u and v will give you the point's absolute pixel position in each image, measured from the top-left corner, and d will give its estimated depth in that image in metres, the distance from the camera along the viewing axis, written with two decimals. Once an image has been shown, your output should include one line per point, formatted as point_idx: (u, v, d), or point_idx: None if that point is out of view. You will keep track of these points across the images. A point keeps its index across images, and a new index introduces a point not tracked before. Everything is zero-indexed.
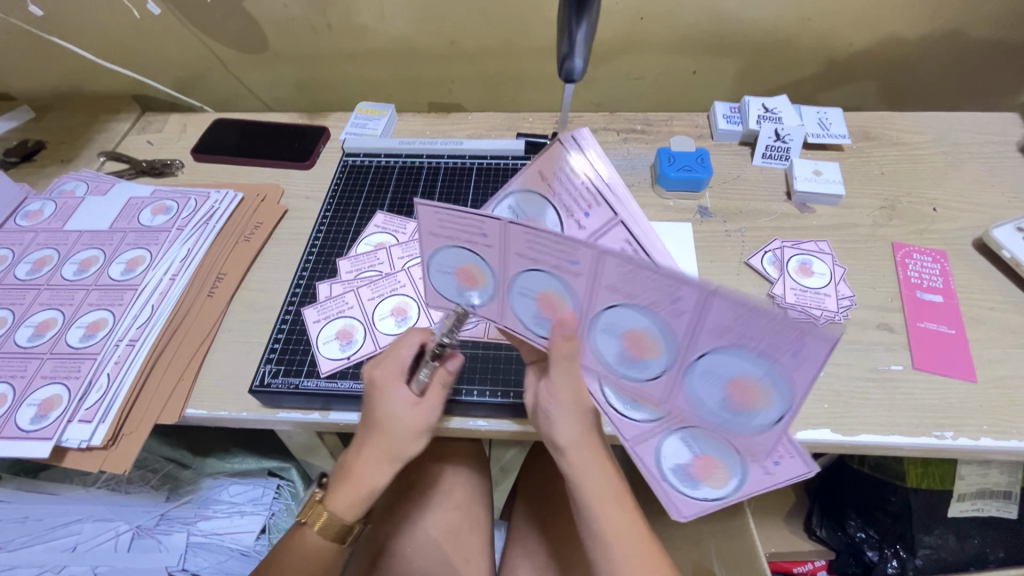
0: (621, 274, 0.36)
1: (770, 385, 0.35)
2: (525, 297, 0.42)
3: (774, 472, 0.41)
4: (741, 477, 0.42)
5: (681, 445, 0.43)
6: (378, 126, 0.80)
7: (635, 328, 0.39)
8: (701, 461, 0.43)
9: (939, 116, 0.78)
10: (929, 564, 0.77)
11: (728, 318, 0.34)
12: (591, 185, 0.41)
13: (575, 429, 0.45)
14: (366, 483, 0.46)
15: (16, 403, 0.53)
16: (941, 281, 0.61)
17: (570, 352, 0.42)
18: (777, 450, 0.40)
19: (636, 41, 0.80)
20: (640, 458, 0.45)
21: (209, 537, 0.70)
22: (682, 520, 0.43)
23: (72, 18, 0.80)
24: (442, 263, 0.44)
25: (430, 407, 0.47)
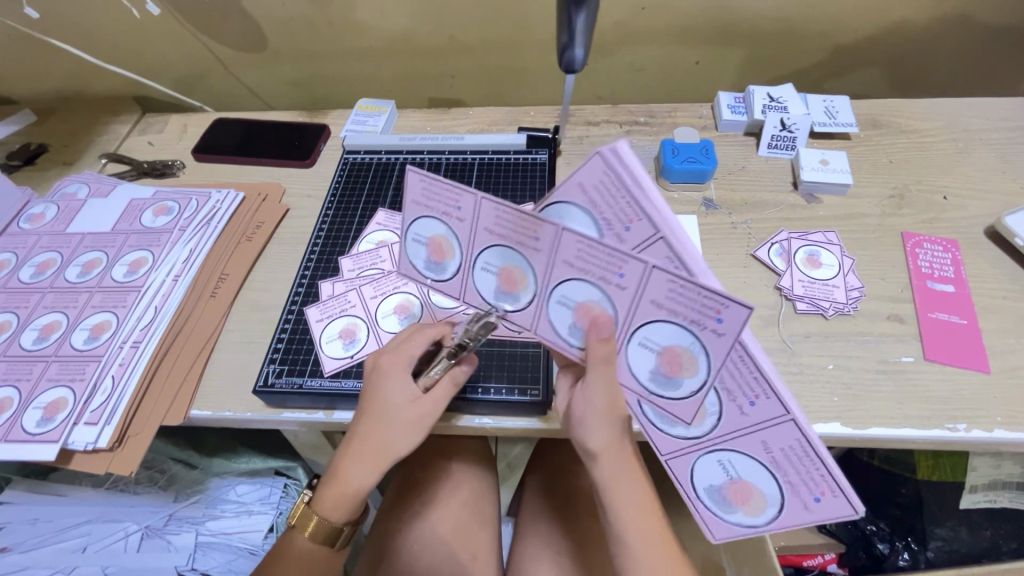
0: (578, 251, 0.38)
1: (705, 359, 0.37)
2: (487, 272, 0.43)
3: (813, 508, 0.41)
4: (778, 507, 0.42)
5: (717, 465, 0.44)
6: (379, 123, 0.80)
7: (675, 348, 0.38)
8: (738, 486, 0.43)
9: (950, 102, 0.77)
10: (941, 556, 0.75)
11: (663, 292, 0.36)
12: (632, 201, 0.36)
13: (609, 437, 0.44)
14: (353, 475, 0.46)
15: (22, 406, 0.53)
16: (951, 270, 0.60)
17: (606, 356, 0.40)
18: (817, 484, 0.40)
19: (639, 32, 0.79)
20: (676, 475, 0.46)
21: (218, 537, 0.70)
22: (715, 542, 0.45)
23: (70, 20, 0.80)
24: (419, 231, 0.44)
25: (430, 406, 0.46)
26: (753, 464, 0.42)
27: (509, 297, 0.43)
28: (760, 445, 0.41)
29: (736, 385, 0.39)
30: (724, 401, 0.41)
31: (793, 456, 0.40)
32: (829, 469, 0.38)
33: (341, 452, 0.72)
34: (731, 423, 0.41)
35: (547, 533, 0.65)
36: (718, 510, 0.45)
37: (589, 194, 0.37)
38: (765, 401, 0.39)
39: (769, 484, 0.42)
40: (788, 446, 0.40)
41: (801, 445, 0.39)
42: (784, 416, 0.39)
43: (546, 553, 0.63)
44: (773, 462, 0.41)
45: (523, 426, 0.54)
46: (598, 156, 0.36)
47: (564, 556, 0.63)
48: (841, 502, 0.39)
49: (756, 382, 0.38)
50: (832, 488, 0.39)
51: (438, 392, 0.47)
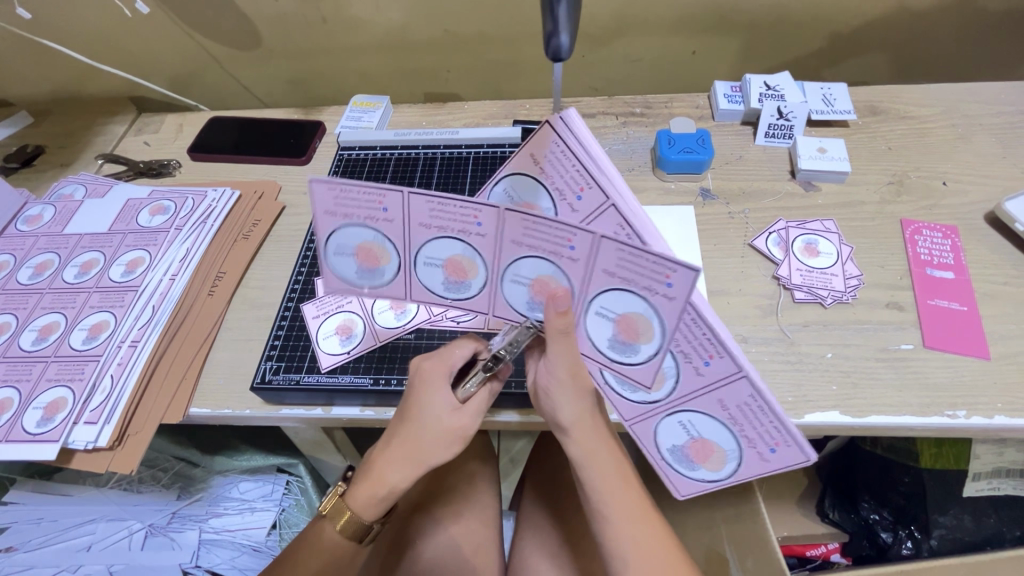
0: (618, 260, 0.36)
1: (659, 325, 0.38)
2: (431, 266, 0.42)
3: (770, 459, 0.44)
4: (736, 460, 0.46)
5: (679, 425, 0.46)
6: (373, 118, 0.79)
7: (632, 318, 0.39)
8: (699, 444, 0.46)
9: (949, 88, 0.76)
10: (945, 544, 0.76)
11: (614, 260, 0.37)
12: (583, 171, 0.38)
13: (576, 407, 0.45)
14: (390, 477, 0.46)
15: (22, 407, 0.53)
16: (952, 256, 0.60)
17: (565, 327, 0.40)
18: (772, 438, 0.43)
19: (634, 23, 0.78)
20: (641, 437, 0.49)
21: (221, 534, 0.71)
22: (682, 498, 0.48)
23: (64, 21, 0.80)
24: (339, 243, 0.40)
25: (469, 415, 0.46)
26: (712, 420, 0.45)
27: (457, 285, 0.44)
28: (718, 404, 0.43)
29: (692, 347, 0.41)
30: (680, 362, 0.43)
31: (749, 412, 0.42)
32: (781, 421, 0.41)
33: (342, 448, 0.72)
34: (688, 385, 0.44)
35: (547, 524, 0.66)
36: (680, 467, 0.48)
37: (543, 164, 0.40)
38: (720, 362, 0.41)
39: (728, 441, 0.45)
40: (739, 400, 0.42)
41: (752, 398, 0.41)
42: (738, 372, 0.41)
43: (544, 546, 0.64)
44: (730, 419, 0.44)
45: (520, 419, 0.54)
46: (548, 126, 0.38)
47: (563, 547, 0.63)
48: (795, 451, 0.42)
49: (710, 343, 0.40)
50: (786, 439, 0.42)
51: (477, 402, 0.46)
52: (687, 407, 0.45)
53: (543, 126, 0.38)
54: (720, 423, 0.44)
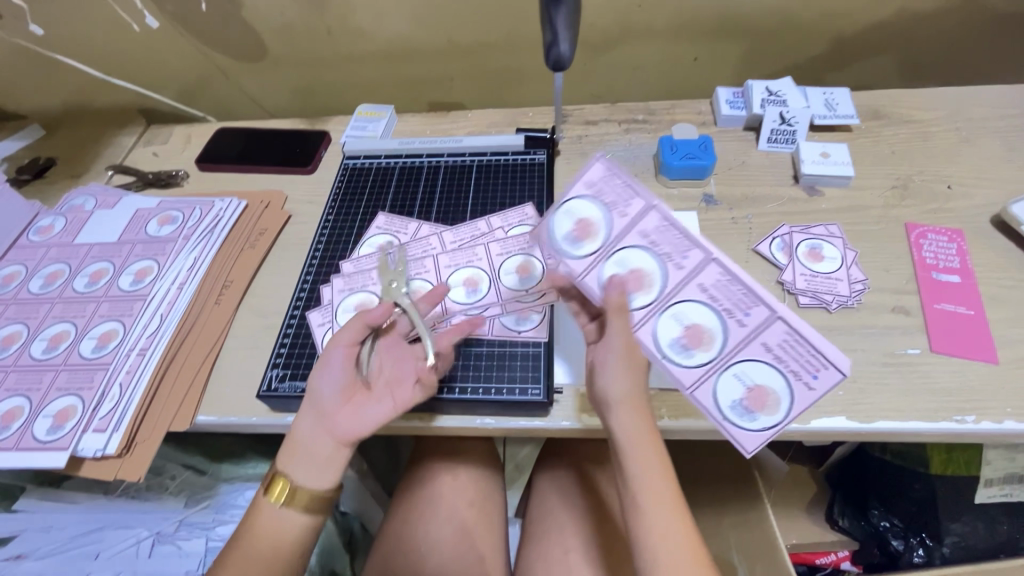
0: (658, 229, 0.48)
1: (693, 291, 0.47)
2: None
3: (815, 388, 0.44)
4: (788, 397, 0.44)
5: (733, 380, 0.45)
6: (378, 128, 0.80)
7: (642, 270, 0.48)
8: (755, 391, 0.45)
9: (953, 91, 0.76)
10: (957, 552, 0.75)
11: (654, 233, 0.48)
12: (630, 185, 0.49)
13: (625, 386, 0.45)
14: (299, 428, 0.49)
15: (33, 414, 0.54)
16: (958, 260, 0.59)
17: (620, 307, 0.46)
18: (806, 360, 0.44)
19: (636, 30, 0.79)
20: (700, 404, 0.46)
21: (227, 541, 0.68)
22: (750, 455, 0.45)
23: (75, 35, 0.82)
24: None
25: (335, 350, 0.49)
26: (767, 370, 0.45)
27: (574, 243, 0.50)
28: (762, 348, 0.45)
29: (731, 300, 0.46)
30: (723, 320, 0.46)
31: (790, 345, 0.44)
32: (813, 344, 0.43)
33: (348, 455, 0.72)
34: (736, 337, 0.46)
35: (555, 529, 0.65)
36: (741, 423, 0.45)
37: (594, 187, 0.50)
38: (758, 311, 0.45)
39: (774, 377, 0.45)
40: (780, 339, 0.44)
41: (789, 335, 0.44)
42: (773, 315, 0.44)
43: (558, 550, 0.63)
44: (778, 360, 0.45)
45: (526, 425, 0.54)
46: (597, 163, 0.49)
47: (574, 552, 0.62)
48: (833, 372, 0.43)
49: (745, 291, 0.45)
50: (823, 361, 0.43)
51: (341, 337, 0.50)
52: (737, 360, 0.45)
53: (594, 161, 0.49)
54: (767, 362, 0.45)
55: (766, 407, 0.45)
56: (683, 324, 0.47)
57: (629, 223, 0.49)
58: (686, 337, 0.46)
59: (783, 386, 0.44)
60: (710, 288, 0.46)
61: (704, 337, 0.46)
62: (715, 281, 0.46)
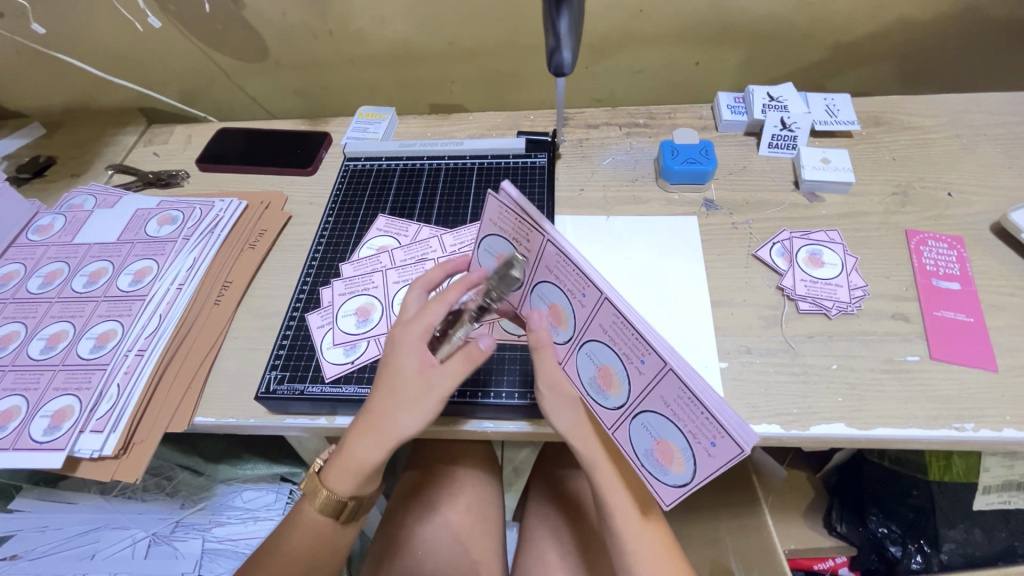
0: (554, 263, 0.42)
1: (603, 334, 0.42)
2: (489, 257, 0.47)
3: (714, 456, 0.38)
4: (692, 460, 0.40)
5: (644, 429, 0.43)
6: (379, 129, 0.80)
7: (557, 307, 0.44)
8: (662, 446, 0.42)
9: (953, 98, 0.76)
10: (955, 558, 0.74)
11: (553, 267, 0.42)
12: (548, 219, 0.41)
13: (569, 420, 0.47)
14: (361, 454, 0.45)
15: (29, 414, 0.54)
16: (957, 267, 0.59)
17: (538, 344, 0.45)
18: (707, 427, 0.38)
19: (638, 34, 0.79)
20: (622, 446, 0.45)
21: (223, 544, 0.69)
22: (666, 508, 0.44)
23: (76, 34, 0.81)
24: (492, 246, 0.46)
25: (434, 401, 0.44)
26: (669, 427, 0.41)
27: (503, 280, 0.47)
28: (661, 403, 0.41)
29: (625, 344, 0.41)
30: (623, 364, 0.42)
31: (684, 405, 0.39)
32: (708, 407, 0.37)
33: None
34: (636, 385, 0.42)
35: (551, 534, 0.65)
36: (657, 474, 0.44)
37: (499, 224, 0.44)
38: (652, 360, 0.40)
39: (678, 438, 0.40)
40: (675, 395, 0.39)
41: (682, 392, 0.39)
42: (666, 366, 0.39)
43: (553, 556, 0.63)
44: (675, 417, 0.40)
45: (525, 430, 0.54)
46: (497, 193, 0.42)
47: (570, 561, 0.63)
48: (730, 444, 0.37)
49: (639, 338, 0.40)
50: (719, 429, 0.37)
51: (444, 387, 0.44)
52: (645, 407, 0.42)
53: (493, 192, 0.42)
54: (674, 421, 0.40)
55: (674, 464, 0.42)
56: (595, 364, 0.44)
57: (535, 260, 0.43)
58: (600, 377, 0.44)
59: (686, 448, 0.40)
60: (608, 330, 0.41)
61: (613, 380, 0.43)
62: (610, 322, 0.41)
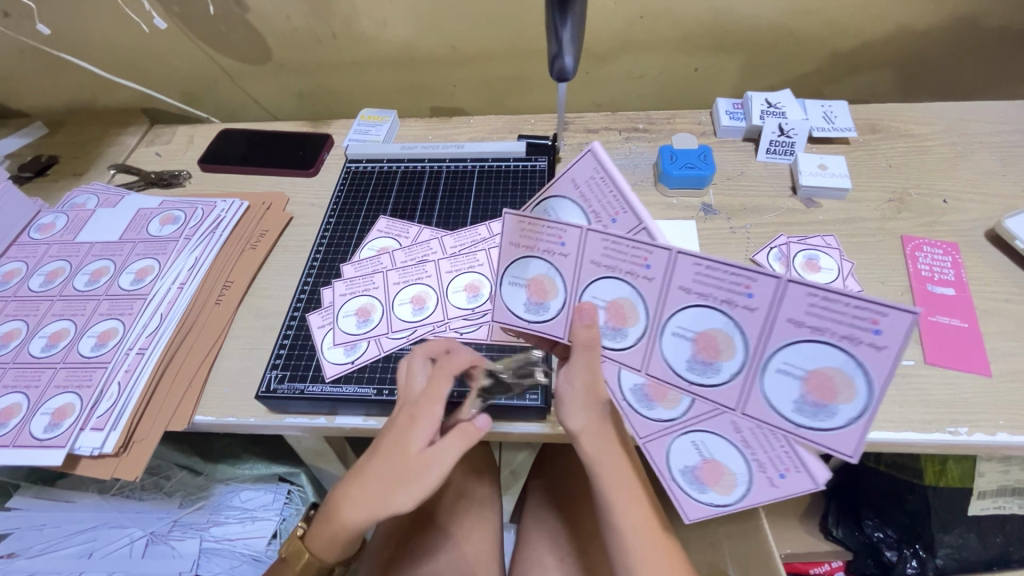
0: (603, 249, 0.41)
1: (691, 308, 0.40)
2: (516, 287, 0.47)
3: (779, 485, 0.44)
4: (864, 382, 0.35)
5: (780, 377, 0.38)
6: (381, 132, 0.81)
7: (620, 302, 0.43)
8: (815, 380, 0.37)
9: (949, 106, 0.77)
10: (950, 563, 0.76)
11: (601, 252, 0.42)
12: (618, 193, 0.43)
13: (585, 416, 0.45)
14: (350, 517, 0.42)
15: (30, 412, 0.54)
16: (952, 273, 0.60)
17: (588, 342, 0.42)
18: (858, 318, 0.34)
19: (638, 40, 0.80)
20: (652, 457, 0.48)
21: (221, 543, 0.70)
22: (688, 522, 0.47)
23: (81, 35, 0.82)
24: (518, 276, 0.47)
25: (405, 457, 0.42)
26: (816, 351, 0.36)
27: (537, 307, 0.47)
28: (793, 327, 0.36)
29: (721, 289, 0.38)
30: (727, 313, 0.39)
31: (823, 311, 0.35)
32: (853, 297, 0.34)
33: (344, 458, 0.73)
34: (751, 327, 0.38)
35: (549, 537, 0.66)
36: (691, 491, 0.47)
37: (523, 244, 0.45)
38: (760, 286, 0.37)
39: (831, 357, 0.36)
40: (805, 307, 0.36)
41: (813, 296, 0.35)
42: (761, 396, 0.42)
43: (551, 557, 0.64)
44: (816, 335, 0.36)
45: (524, 430, 0.54)
46: (588, 155, 0.44)
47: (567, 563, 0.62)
48: (899, 316, 0.33)
49: (732, 270, 0.37)
50: (879, 308, 0.33)
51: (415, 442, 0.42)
52: (771, 353, 0.38)
53: (584, 152, 0.44)
54: (809, 345, 0.36)
55: (840, 394, 0.36)
56: (689, 338, 0.41)
57: (575, 260, 0.43)
58: (700, 351, 0.41)
59: (844, 363, 0.35)
60: (692, 288, 0.39)
61: (720, 344, 0.40)
62: (692, 275, 0.39)
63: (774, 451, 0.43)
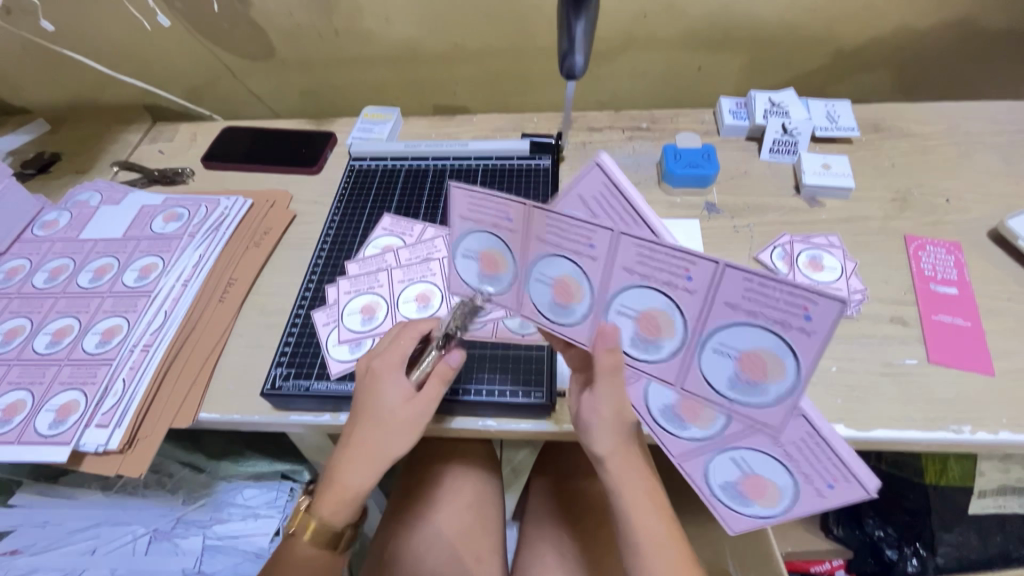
0: (638, 256, 0.38)
1: (679, 318, 0.39)
2: (468, 261, 0.45)
3: (829, 495, 0.42)
4: (794, 366, 0.36)
5: (715, 355, 0.39)
6: (384, 130, 0.81)
7: (566, 278, 0.41)
8: (747, 359, 0.38)
9: (952, 106, 0.77)
10: (951, 562, 0.75)
11: (635, 258, 0.38)
12: (629, 206, 0.39)
13: (615, 438, 0.46)
14: (351, 480, 0.47)
15: (35, 408, 0.54)
16: (955, 272, 0.60)
17: (612, 367, 0.43)
18: (793, 301, 0.34)
19: (640, 39, 0.80)
20: (691, 476, 0.47)
21: (224, 540, 0.70)
22: (733, 534, 0.47)
23: (83, 31, 0.82)
24: (468, 249, 0.44)
25: (382, 419, 0.46)
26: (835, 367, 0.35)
27: (491, 279, 0.45)
28: (820, 342, 0.35)
29: (780, 311, 0.35)
30: (669, 295, 0.39)
31: (755, 295, 0.35)
32: (787, 285, 0.34)
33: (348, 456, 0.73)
34: (691, 309, 0.38)
35: (553, 536, 0.65)
36: (735, 505, 0.46)
37: (471, 217, 0.42)
38: (821, 307, 0.33)
39: (764, 339, 0.36)
40: (742, 290, 0.36)
41: (750, 281, 0.35)
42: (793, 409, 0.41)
43: (554, 557, 0.63)
44: (777, 327, 0.36)
45: (526, 428, 0.54)
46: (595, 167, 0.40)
47: (569, 561, 0.63)
48: (829, 304, 0.33)
49: (674, 253, 0.36)
50: (810, 295, 0.33)
51: (387, 403, 0.47)
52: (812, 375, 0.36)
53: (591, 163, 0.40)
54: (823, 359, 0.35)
55: (770, 373, 0.37)
56: (732, 357, 0.38)
57: (523, 236, 0.41)
58: (745, 371, 0.38)
59: (773, 343, 0.36)
60: (743, 303, 0.36)
61: (661, 323, 0.40)
62: (742, 291, 0.36)
63: (822, 464, 0.42)
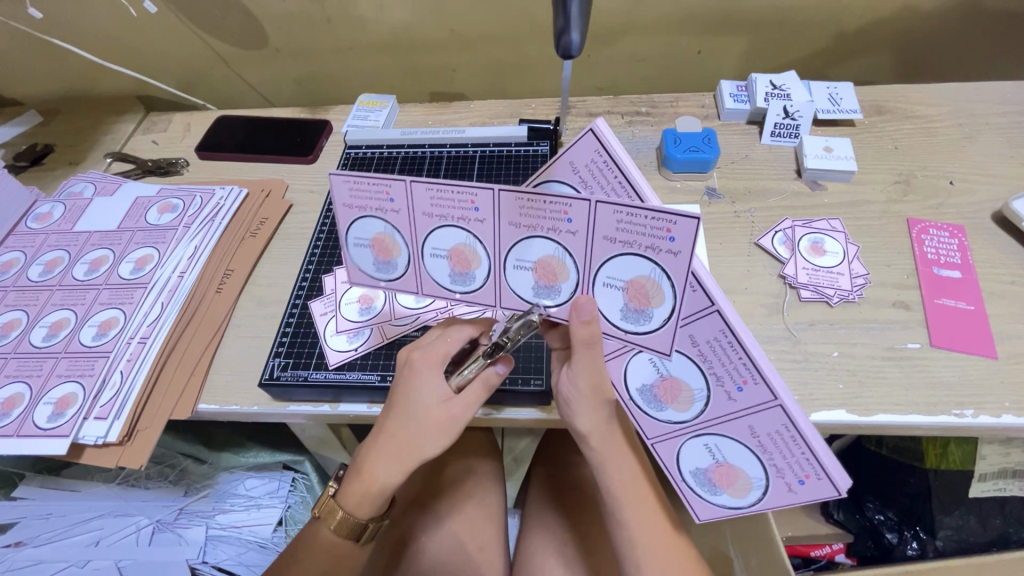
0: (519, 209, 0.38)
1: (571, 261, 0.39)
2: (361, 248, 0.44)
3: (798, 491, 0.42)
4: (673, 292, 0.37)
5: (608, 290, 0.40)
6: (380, 117, 0.80)
7: (459, 248, 0.42)
8: (633, 289, 0.39)
9: (955, 87, 0.76)
10: (950, 545, 0.75)
11: (515, 210, 0.38)
12: (624, 179, 0.38)
13: (595, 419, 0.46)
14: (380, 474, 0.46)
15: (33, 402, 0.54)
16: (959, 256, 0.60)
17: (589, 338, 0.41)
18: (658, 225, 0.35)
19: (639, 22, 0.78)
20: (663, 457, 0.48)
21: (228, 530, 0.70)
22: (701, 522, 0.48)
23: (72, 19, 0.80)
24: (359, 235, 0.43)
25: (416, 417, 0.45)
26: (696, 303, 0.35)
27: (387, 267, 0.45)
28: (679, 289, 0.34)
29: (645, 236, 0.36)
30: (556, 240, 0.39)
31: (629, 226, 0.36)
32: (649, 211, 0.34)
33: (347, 448, 0.72)
34: (578, 250, 0.39)
35: (554, 522, 0.66)
36: (704, 493, 0.47)
37: (354, 204, 0.41)
38: (680, 228, 0.34)
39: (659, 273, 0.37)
40: (615, 223, 0.36)
41: (619, 213, 0.35)
42: (771, 401, 0.39)
43: (553, 540, 0.64)
44: (649, 251, 0.36)
45: (529, 416, 0.54)
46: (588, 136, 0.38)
47: (570, 545, 0.63)
48: (686, 223, 0.33)
49: (549, 199, 0.36)
50: (669, 218, 0.34)
51: (421, 399, 0.45)
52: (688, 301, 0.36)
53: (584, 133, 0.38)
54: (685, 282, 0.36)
55: (653, 300, 0.38)
56: (619, 287, 0.39)
57: (408, 215, 0.41)
58: (632, 300, 0.40)
59: (654, 269, 0.37)
60: (616, 234, 0.36)
61: (555, 269, 0.40)
62: (614, 223, 0.36)
63: (793, 458, 0.40)
